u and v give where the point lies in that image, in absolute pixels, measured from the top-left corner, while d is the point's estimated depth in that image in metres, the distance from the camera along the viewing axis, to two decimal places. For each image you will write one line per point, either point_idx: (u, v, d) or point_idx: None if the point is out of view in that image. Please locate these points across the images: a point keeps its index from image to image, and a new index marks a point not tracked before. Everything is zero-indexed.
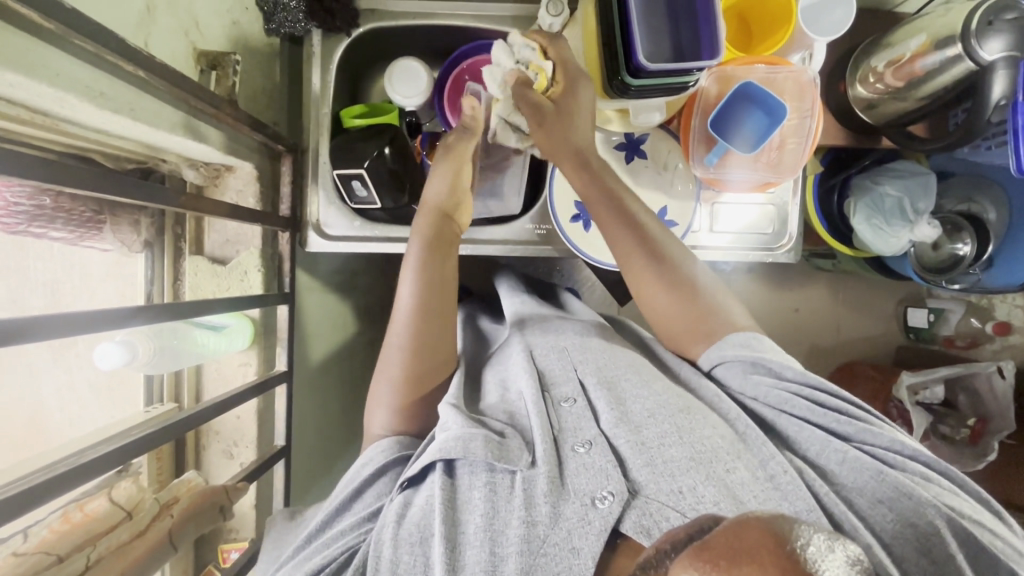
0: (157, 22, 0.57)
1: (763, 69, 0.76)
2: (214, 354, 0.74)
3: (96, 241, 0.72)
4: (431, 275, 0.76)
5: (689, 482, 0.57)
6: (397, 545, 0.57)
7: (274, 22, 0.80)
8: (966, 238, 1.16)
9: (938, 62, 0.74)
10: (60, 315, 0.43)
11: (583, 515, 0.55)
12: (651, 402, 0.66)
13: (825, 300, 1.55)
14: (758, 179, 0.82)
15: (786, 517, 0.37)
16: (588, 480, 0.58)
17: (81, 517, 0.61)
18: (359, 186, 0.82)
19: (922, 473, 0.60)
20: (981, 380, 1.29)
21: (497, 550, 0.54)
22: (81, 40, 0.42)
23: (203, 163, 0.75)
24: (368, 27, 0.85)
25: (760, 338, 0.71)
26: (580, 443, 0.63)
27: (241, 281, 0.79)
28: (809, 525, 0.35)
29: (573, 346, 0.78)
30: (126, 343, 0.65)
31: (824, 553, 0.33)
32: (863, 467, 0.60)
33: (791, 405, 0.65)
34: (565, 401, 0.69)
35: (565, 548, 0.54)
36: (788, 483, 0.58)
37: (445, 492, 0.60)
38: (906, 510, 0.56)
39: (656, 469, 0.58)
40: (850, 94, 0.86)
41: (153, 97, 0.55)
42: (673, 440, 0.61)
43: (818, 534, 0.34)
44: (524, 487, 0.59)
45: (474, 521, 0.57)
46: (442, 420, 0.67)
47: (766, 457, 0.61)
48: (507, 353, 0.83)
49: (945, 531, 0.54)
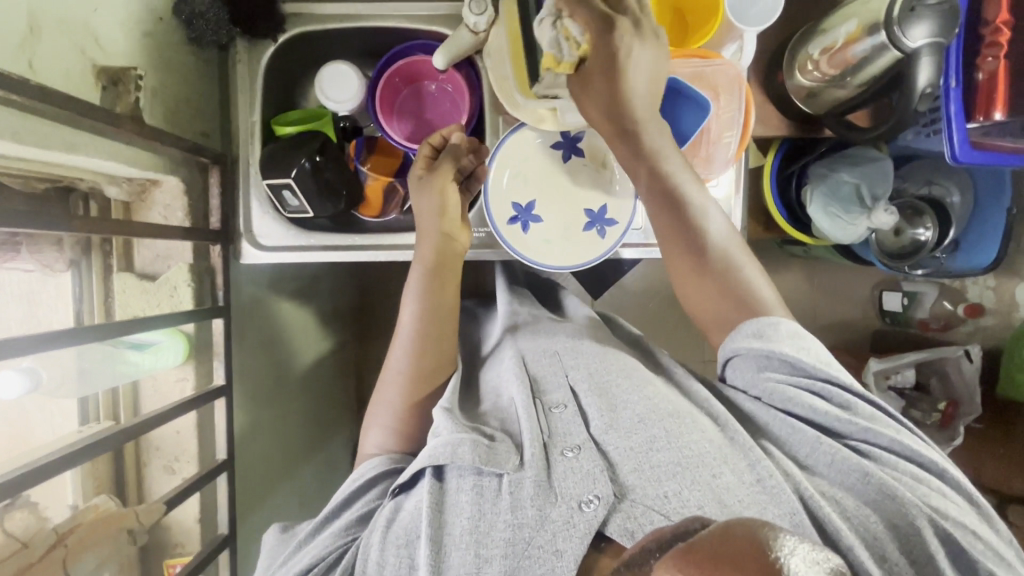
0: (45, 41, 0.55)
1: (697, 63, 0.74)
2: (146, 373, 0.74)
3: (13, 262, 0.70)
4: (430, 304, 0.80)
5: (674, 487, 0.57)
6: (383, 547, 0.58)
7: (195, 32, 0.77)
8: (927, 223, 1.14)
9: (867, 49, 0.73)
10: None
11: (568, 518, 0.55)
12: (642, 407, 0.66)
13: (795, 286, 1.53)
14: (692, 176, 0.81)
15: (767, 523, 0.33)
16: (574, 484, 0.58)
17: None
18: (290, 195, 0.81)
19: (912, 475, 0.60)
20: (951, 365, 1.27)
21: (482, 552, 0.55)
22: None
23: (125, 178, 0.74)
24: (295, 31, 0.84)
25: (777, 323, 0.68)
26: (569, 447, 0.62)
27: (171, 297, 0.78)
28: (792, 534, 0.32)
29: (565, 350, 0.78)
30: (30, 372, 0.65)
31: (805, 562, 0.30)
32: (850, 469, 0.60)
33: (791, 404, 0.65)
34: (556, 407, 0.68)
35: (549, 550, 0.54)
36: (773, 485, 0.58)
37: (433, 496, 0.60)
38: (890, 510, 0.57)
39: (642, 473, 0.58)
40: (789, 83, 0.83)
41: (42, 118, 0.54)
42: (662, 444, 0.61)
43: (802, 544, 0.31)
44: (511, 491, 0.59)
45: (460, 524, 0.57)
46: (434, 426, 0.67)
47: (754, 459, 0.61)
48: (500, 357, 0.83)
49: (927, 529, 0.55)
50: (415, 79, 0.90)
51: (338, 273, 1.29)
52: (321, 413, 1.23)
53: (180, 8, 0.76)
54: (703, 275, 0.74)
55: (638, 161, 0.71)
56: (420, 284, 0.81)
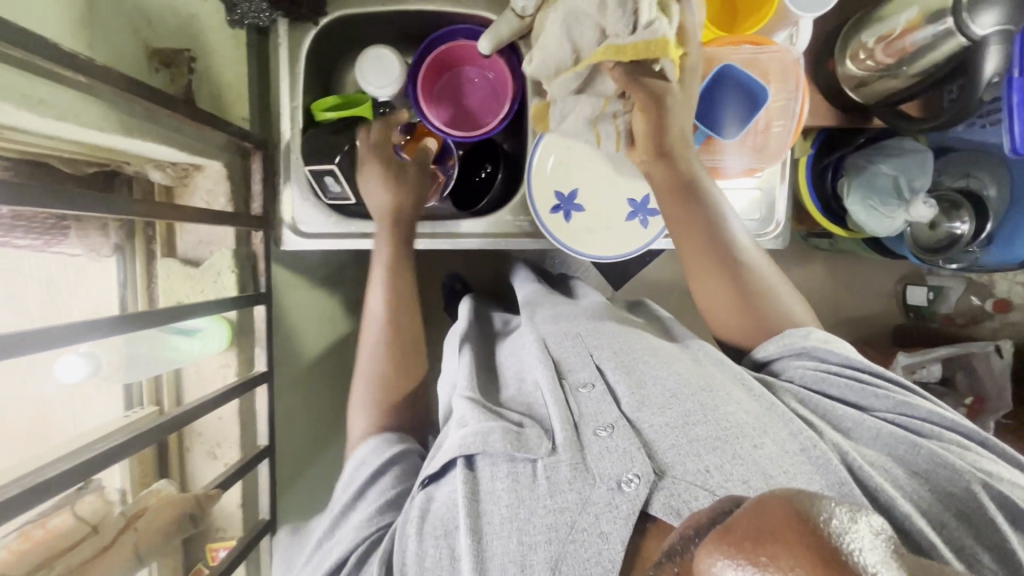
0: (102, 21, 0.54)
1: (748, 50, 0.73)
2: (190, 359, 0.73)
3: (61, 247, 0.69)
4: (398, 280, 0.81)
5: (714, 460, 0.55)
6: (420, 539, 0.55)
7: (236, 14, 0.76)
8: (964, 217, 1.11)
9: (929, 37, 0.70)
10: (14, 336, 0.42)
11: (609, 500, 0.53)
12: (670, 385, 0.64)
13: (820, 279, 1.52)
14: (741, 166, 0.80)
15: (807, 491, 0.30)
16: (612, 463, 0.56)
17: (42, 535, 0.60)
18: (332, 182, 0.80)
19: (957, 442, 0.60)
20: (980, 359, 1.25)
21: (524, 540, 0.52)
22: (6, 46, 0.40)
23: (170, 163, 0.73)
24: (336, 14, 0.82)
25: (807, 330, 0.70)
26: (602, 427, 0.60)
27: (214, 283, 0.77)
28: (835, 500, 0.28)
29: (588, 332, 0.75)
30: (92, 356, 0.65)
31: (851, 527, 0.27)
32: (896, 441, 0.59)
33: (826, 384, 0.65)
34: (583, 387, 0.67)
35: (594, 534, 0.51)
36: (819, 455, 0.56)
37: (467, 485, 0.57)
38: (942, 478, 0.56)
39: (680, 449, 0.57)
40: (839, 71, 0.82)
41: (102, 101, 0.53)
42: (698, 419, 0.60)
43: (841, 508, 0.28)
44: (548, 475, 0.56)
45: (497, 512, 0.54)
46: (460, 415, 0.65)
47: (795, 429, 0.59)
48: (521, 343, 0.80)
49: (983, 495, 0.53)
50: (438, 70, 0.87)
51: (365, 260, 1.29)
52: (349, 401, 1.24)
53: None
54: (728, 277, 0.73)
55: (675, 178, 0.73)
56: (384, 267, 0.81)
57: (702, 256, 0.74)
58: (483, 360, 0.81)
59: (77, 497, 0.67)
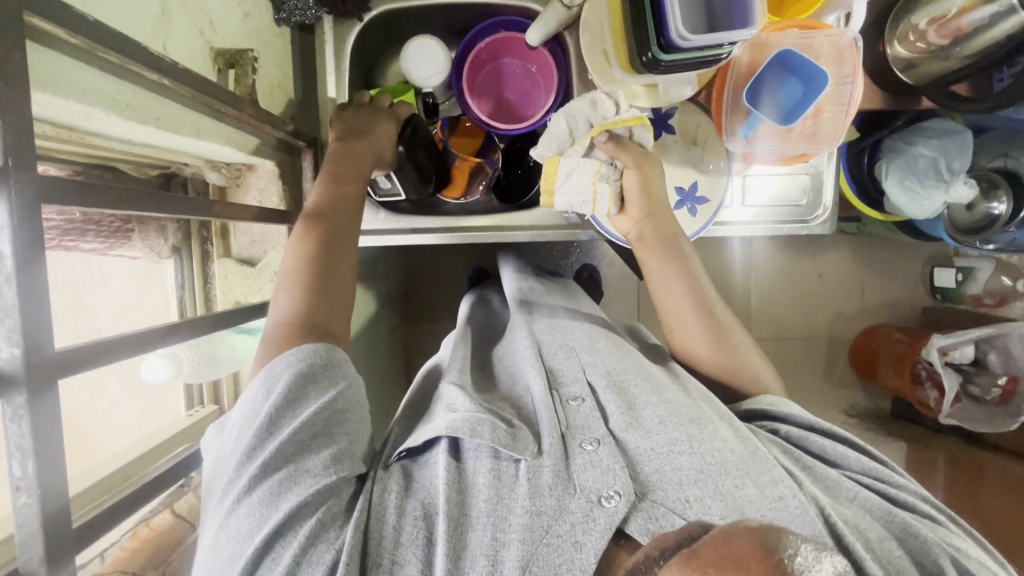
0: (173, 23, 0.54)
1: (797, 34, 0.72)
2: (248, 357, 0.76)
3: (125, 249, 0.72)
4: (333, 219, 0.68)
5: (695, 492, 0.54)
6: (400, 515, 0.53)
7: (284, 11, 0.77)
8: (1002, 198, 1.10)
9: (986, 17, 0.73)
10: (126, 336, 0.43)
11: (587, 512, 0.52)
12: (662, 409, 0.62)
13: (848, 264, 1.51)
14: (789, 151, 0.79)
15: (774, 526, 0.35)
16: (594, 477, 0.55)
17: (148, 533, 0.68)
18: (383, 178, 0.80)
19: (931, 516, 0.59)
20: (1015, 341, 1.21)
21: (500, 535, 0.51)
22: (105, 53, 0.40)
23: (225, 163, 0.73)
24: (380, 9, 0.82)
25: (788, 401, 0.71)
26: (588, 440, 0.59)
27: (271, 281, 0.79)
28: (798, 537, 0.34)
29: (582, 346, 0.74)
30: (171, 357, 0.66)
31: (812, 563, 0.32)
32: (873, 506, 0.58)
33: (809, 441, 0.65)
34: (573, 400, 0.65)
35: (568, 540, 0.50)
36: (796, 505, 0.54)
37: (451, 475, 0.56)
38: (913, 548, 0.55)
39: (663, 475, 0.56)
40: (889, 54, 0.81)
41: (177, 104, 0.54)
42: (683, 449, 0.58)
43: (806, 545, 0.33)
44: (530, 477, 0.55)
45: (479, 506, 0.54)
46: (450, 400, 0.64)
47: (776, 476, 0.56)
48: (513, 345, 0.80)
49: (951, 569, 0.53)
50: (478, 66, 0.87)
51: (395, 255, 1.29)
52: (386, 396, 1.25)
53: None
54: (698, 318, 0.75)
55: (651, 227, 0.78)
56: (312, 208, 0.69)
57: (681, 299, 0.76)
58: (478, 357, 0.82)
59: (179, 495, 0.74)
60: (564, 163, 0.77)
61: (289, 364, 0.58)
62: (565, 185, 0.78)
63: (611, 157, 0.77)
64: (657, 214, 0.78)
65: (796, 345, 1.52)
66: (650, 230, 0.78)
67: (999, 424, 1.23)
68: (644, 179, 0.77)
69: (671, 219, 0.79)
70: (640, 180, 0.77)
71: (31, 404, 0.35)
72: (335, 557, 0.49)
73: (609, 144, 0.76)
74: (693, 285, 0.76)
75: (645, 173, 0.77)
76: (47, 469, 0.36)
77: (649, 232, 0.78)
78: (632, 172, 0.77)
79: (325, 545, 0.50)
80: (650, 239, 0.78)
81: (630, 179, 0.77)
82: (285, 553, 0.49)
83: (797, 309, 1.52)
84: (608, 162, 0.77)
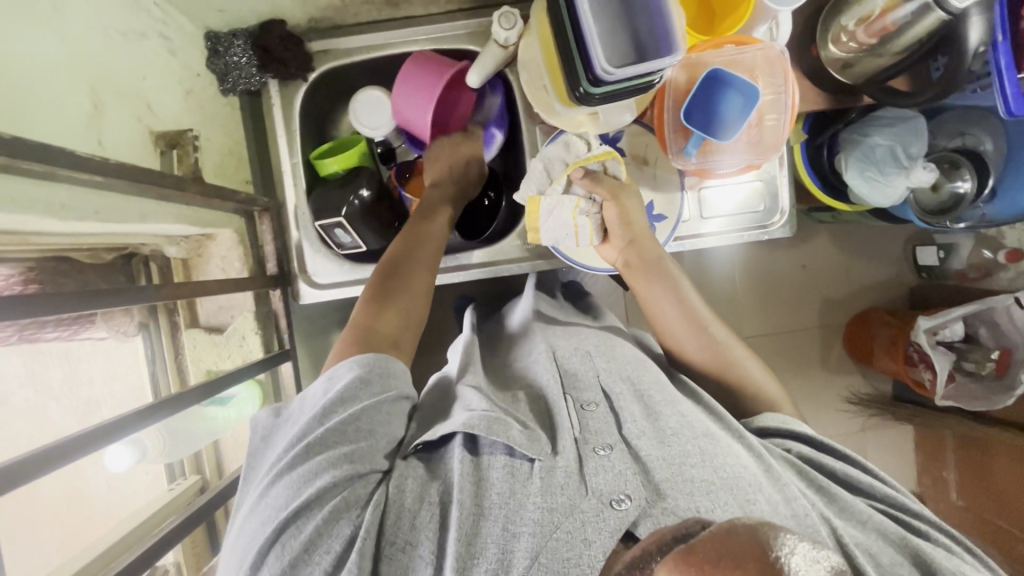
0: (107, 117, 0.56)
1: (731, 50, 0.73)
2: (226, 425, 0.75)
3: (91, 332, 0.73)
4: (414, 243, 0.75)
5: (707, 504, 0.52)
6: (419, 499, 0.54)
7: (229, 82, 0.79)
8: (966, 175, 1.09)
9: (909, 15, 0.70)
10: (77, 437, 0.44)
11: (598, 512, 0.51)
12: (677, 420, 0.61)
13: (830, 252, 1.49)
14: (744, 163, 0.80)
15: (770, 522, 0.37)
16: (606, 481, 0.53)
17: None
18: (342, 233, 0.80)
19: (946, 545, 0.57)
20: (1000, 314, 1.20)
21: (511, 526, 0.51)
22: (29, 163, 0.42)
23: (182, 237, 0.75)
24: (324, 67, 0.83)
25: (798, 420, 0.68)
26: (601, 446, 0.57)
27: (240, 347, 0.79)
28: (793, 533, 0.36)
29: (598, 350, 0.72)
30: (137, 446, 0.66)
31: (807, 563, 0.33)
32: (886, 530, 0.56)
33: (823, 459, 0.63)
34: (589, 404, 0.63)
35: (577, 538, 0.49)
36: (810, 524, 0.53)
37: (471, 469, 0.56)
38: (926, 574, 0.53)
39: (675, 484, 0.54)
40: (823, 57, 0.82)
41: (118, 194, 0.55)
42: (696, 461, 0.56)
43: (802, 543, 0.35)
44: (544, 474, 0.54)
45: (495, 494, 0.54)
46: (466, 400, 0.64)
47: (790, 494, 0.55)
48: (526, 347, 0.78)
49: None
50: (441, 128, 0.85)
51: None
52: None
53: (214, 61, 0.77)
54: (686, 322, 0.76)
55: (634, 246, 0.79)
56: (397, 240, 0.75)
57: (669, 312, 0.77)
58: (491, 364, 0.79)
59: None
60: (545, 202, 0.79)
61: (354, 367, 0.61)
62: (547, 224, 0.79)
63: (588, 192, 0.79)
64: (638, 235, 0.79)
65: (788, 340, 1.50)
66: (639, 245, 0.79)
67: (996, 400, 1.22)
68: (621, 205, 0.78)
69: (655, 245, 0.79)
70: (618, 209, 0.78)
71: None
72: (355, 529, 0.51)
73: (586, 179, 0.79)
74: (680, 299, 0.77)
75: (622, 198, 0.79)
76: None
77: (632, 247, 0.79)
78: (610, 204, 0.79)
79: (344, 521, 0.51)
80: (637, 265, 0.79)
81: (611, 208, 0.78)
82: (311, 520, 0.51)
83: (786, 304, 1.49)
84: (586, 197, 0.79)
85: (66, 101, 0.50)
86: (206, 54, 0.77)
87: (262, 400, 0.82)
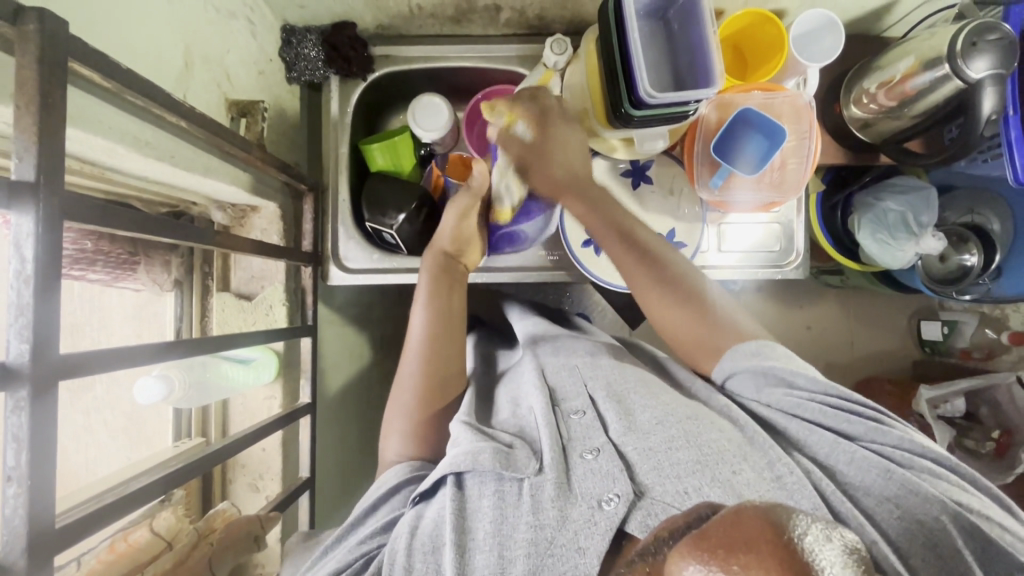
0: (193, 77, 0.61)
1: (760, 95, 0.80)
2: (240, 385, 0.77)
3: (129, 281, 0.76)
4: (441, 315, 0.77)
5: (694, 483, 0.53)
6: (409, 553, 0.52)
7: (295, 71, 0.86)
8: (972, 250, 1.11)
9: (927, 81, 0.76)
10: (131, 348, 0.44)
11: (589, 517, 0.51)
12: (658, 411, 0.62)
13: (837, 315, 1.51)
14: (762, 199, 0.84)
15: (781, 505, 0.34)
16: (595, 484, 0.54)
17: (125, 547, 0.64)
18: (389, 236, 0.87)
19: (929, 469, 0.56)
20: (1002, 392, 1.21)
21: (506, 553, 0.50)
22: (132, 95, 0.46)
23: (230, 204, 0.79)
24: (382, 70, 0.90)
25: (772, 347, 0.68)
26: (588, 450, 0.59)
27: (267, 315, 0.83)
28: (805, 514, 0.33)
29: (584, 364, 0.74)
30: (166, 380, 0.67)
31: (821, 542, 0.31)
32: (870, 465, 0.56)
33: (801, 410, 0.61)
34: (574, 413, 0.65)
35: (571, 548, 0.50)
36: (793, 482, 0.54)
37: (455, 502, 0.56)
38: (912, 505, 0.53)
39: (660, 471, 0.55)
40: (846, 115, 0.89)
41: (191, 145, 0.59)
42: (679, 445, 0.57)
43: (815, 523, 0.32)
44: (532, 494, 0.55)
45: (483, 528, 0.53)
46: (453, 438, 0.64)
47: (773, 458, 0.57)
48: (519, 371, 0.79)
49: (951, 526, 0.51)
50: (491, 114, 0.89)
51: None
52: None
53: (286, 50, 0.84)
54: (670, 299, 0.74)
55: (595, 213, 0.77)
56: (426, 302, 0.77)
57: (636, 270, 0.75)
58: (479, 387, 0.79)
59: None
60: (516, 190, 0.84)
61: (398, 474, 0.65)
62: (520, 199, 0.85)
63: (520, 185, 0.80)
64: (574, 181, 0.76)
65: None
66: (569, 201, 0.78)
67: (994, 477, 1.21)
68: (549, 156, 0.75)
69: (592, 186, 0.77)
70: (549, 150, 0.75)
71: (33, 408, 0.35)
72: None
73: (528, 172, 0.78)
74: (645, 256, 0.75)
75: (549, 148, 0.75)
76: (37, 463, 0.35)
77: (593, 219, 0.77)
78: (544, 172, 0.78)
79: None
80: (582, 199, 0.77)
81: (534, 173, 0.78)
82: None
83: None
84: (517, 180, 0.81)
85: (165, 56, 0.56)
86: (280, 43, 0.84)
87: (277, 370, 0.84)
